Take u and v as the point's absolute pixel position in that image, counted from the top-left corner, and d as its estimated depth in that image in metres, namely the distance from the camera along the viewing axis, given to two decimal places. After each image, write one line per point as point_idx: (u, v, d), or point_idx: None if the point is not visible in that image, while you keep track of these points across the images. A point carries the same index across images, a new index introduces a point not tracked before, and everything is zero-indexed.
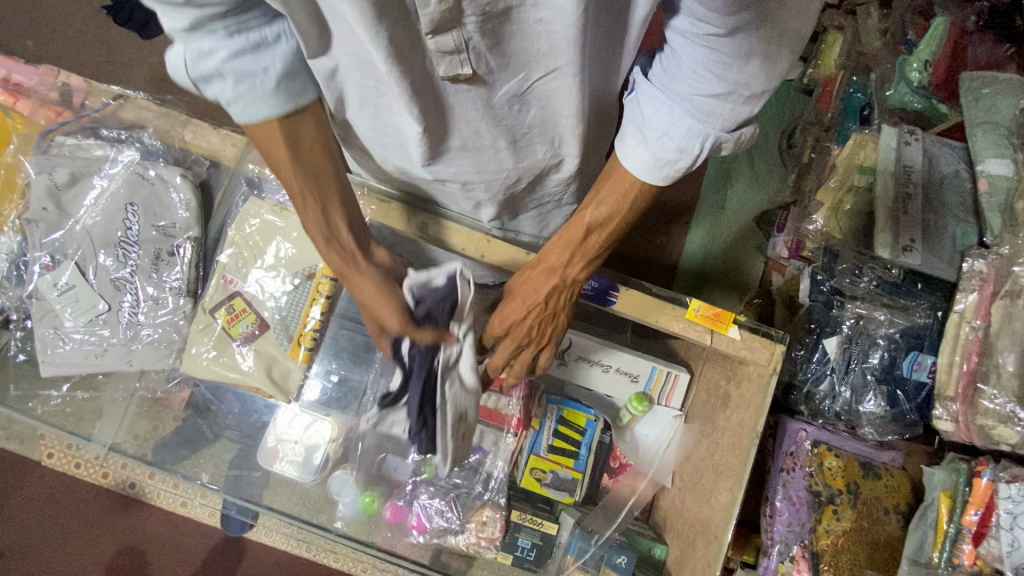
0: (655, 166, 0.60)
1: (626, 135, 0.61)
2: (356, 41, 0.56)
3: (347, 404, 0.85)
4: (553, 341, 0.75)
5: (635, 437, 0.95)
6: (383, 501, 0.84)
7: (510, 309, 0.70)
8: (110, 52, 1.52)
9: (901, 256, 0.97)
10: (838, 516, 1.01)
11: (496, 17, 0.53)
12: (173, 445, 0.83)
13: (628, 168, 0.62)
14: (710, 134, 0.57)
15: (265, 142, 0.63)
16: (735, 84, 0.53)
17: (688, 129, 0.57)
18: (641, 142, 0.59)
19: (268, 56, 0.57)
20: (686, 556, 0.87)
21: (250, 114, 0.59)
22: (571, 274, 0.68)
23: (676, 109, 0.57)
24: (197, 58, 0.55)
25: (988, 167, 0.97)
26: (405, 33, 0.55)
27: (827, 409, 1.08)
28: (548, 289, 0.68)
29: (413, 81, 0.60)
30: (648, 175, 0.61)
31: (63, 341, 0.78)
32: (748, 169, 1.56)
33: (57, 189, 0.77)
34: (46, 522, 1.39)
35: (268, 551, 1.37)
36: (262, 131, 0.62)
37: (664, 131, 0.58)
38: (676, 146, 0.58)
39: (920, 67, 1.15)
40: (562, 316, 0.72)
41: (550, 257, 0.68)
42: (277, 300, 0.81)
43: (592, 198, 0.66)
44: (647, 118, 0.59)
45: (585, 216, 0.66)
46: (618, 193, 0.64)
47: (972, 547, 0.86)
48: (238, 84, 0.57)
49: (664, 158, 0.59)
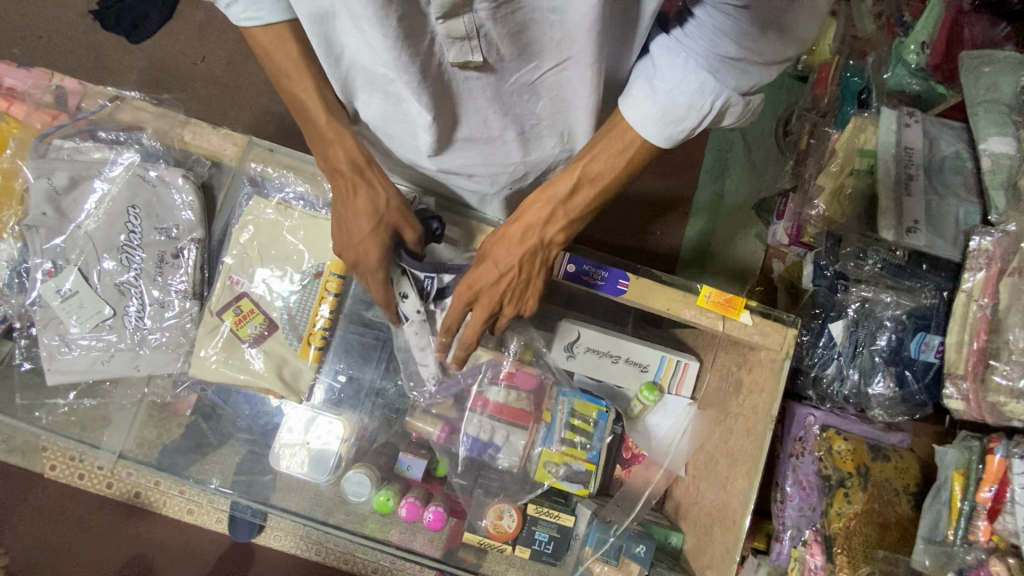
0: (660, 123, 0.57)
1: (636, 90, 0.58)
2: (360, 23, 0.56)
3: (359, 403, 0.86)
4: (528, 305, 0.73)
5: (646, 427, 0.95)
6: (397, 500, 0.80)
7: (483, 271, 0.68)
8: (98, 56, 1.49)
9: (906, 237, 0.98)
10: (849, 499, 1.01)
11: (509, 4, 0.52)
12: (184, 451, 0.82)
13: (631, 122, 0.59)
14: (721, 92, 0.54)
15: (276, 49, 0.64)
16: (752, 50, 0.52)
17: (700, 83, 0.54)
18: (650, 97, 0.57)
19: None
20: (703, 544, 0.87)
21: (251, 17, 0.62)
22: (546, 233, 0.66)
23: (689, 63, 0.55)
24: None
25: (993, 145, 0.97)
26: (416, 15, 0.54)
27: (835, 393, 1.09)
28: (523, 252, 0.66)
29: (422, 67, 0.59)
30: (651, 132, 0.59)
31: (69, 348, 0.76)
32: (745, 156, 1.57)
33: (57, 194, 0.76)
34: (49, 535, 1.37)
35: (277, 556, 1.36)
36: (273, 34, 0.63)
37: (675, 85, 0.56)
38: (686, 102, 0.56)
39: (916, 49, 1.14)
40: (537, 280, 0.71)
41: (528, 216, 0.65)
42: (285, 299, 0.80)
43: (587, 152, 0.63)
44: (659, 73, 0.57)
45: (574, 170, 0.63)
46: (614, 150, 0.61)
47: (987, 523, 0.86)
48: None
49: (671, 114, 0.57)
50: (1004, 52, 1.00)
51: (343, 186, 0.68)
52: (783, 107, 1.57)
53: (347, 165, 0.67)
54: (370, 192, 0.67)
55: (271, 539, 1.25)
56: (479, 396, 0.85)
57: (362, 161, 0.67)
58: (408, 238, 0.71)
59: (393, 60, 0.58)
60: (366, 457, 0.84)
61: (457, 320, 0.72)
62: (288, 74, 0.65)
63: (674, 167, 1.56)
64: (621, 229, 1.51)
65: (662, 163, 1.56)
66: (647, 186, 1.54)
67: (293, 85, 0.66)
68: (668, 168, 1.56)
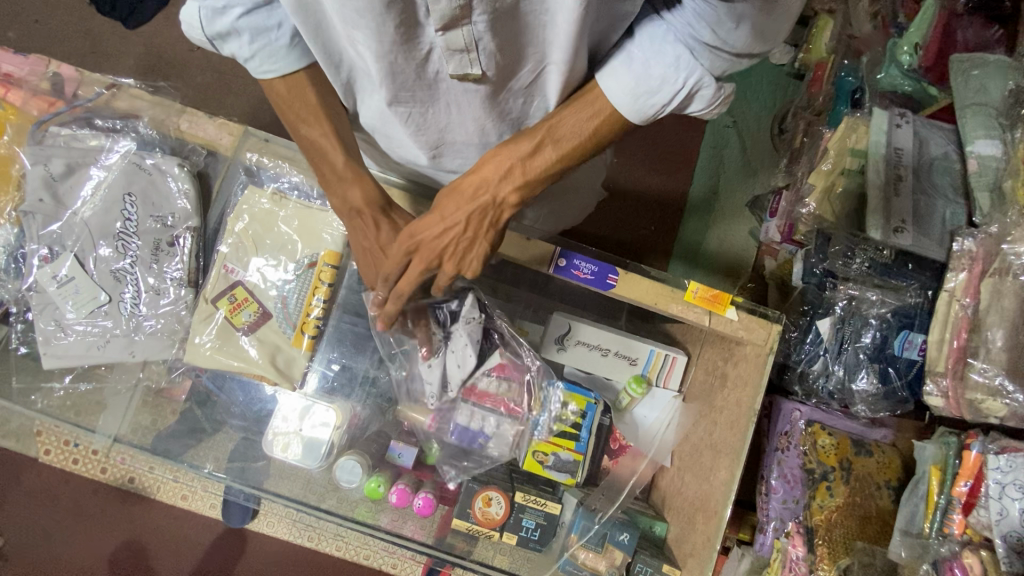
0: (633, 95, 0.58)
1: (614, 59, 0.58)
2: (353, 38, 0.57)
3: (352, 391, 0.87)
4: (468, 268, 0.69)
5: (634, 418, 0.98)
6: (387, 486, 0.84)
7: (427, 223, 0.66)
8: (94, 42, 1.49)
9: (893, 237, 1.00)
10: (831, 492, 1.03)
11: (504, 11, 0.53)
12: (179, 435, 0.84)
13: (606, 90, 0.59)
14: (693, 70, 0.55)
15: (294, 96, 0.66)
16: (726, 40, 0.52)
17: (676, 57, 0.55)
18: (625, 65, 0.57)
19: (281, 12, 0.60)
20: (686, 533, 0.89)
21: (267, 70, 0.63)
22: (499, 189, 0.63)
23: (668, 38, 0.56)
24: (213, 15, 0.58)
25: (978, 148, 0.99)
26: (411, 24, 0.55)
27: (821, 388, 1.11)
28: (473, 208, 0.64)
29: (417, 69, 0.61)
30: (624, 104, 0.59)
31: (65, 333, 0.77)
32: (740, 153, 1.58)
33: (53, 181, 0.77)
34: (44, 518, 1.39)
35: (269, 542, 1.38)
36: (292, 84, 0.65)
37: (653, 56, 0.56)
38: (661, 74, 0.56)
39: (910, 50, 1.15)
40: (482, 243, 0.67)
41: (484, 169, 0.63)
42: (280, 288, 0.81)
43: (557, 113, 0.61)
44: (638, 44, 0.57)
45: (541, 129, 0.61)
46: (583, 114, 0.61)
47: (962, 517, 0.88)
48: (254, 42, 0.61)
49: (643, 86, 0.57)
50: (994, 55, 1.02)
51: (365, 224, 0.70)
52: (778, 105, 1.59)
53: (370, 206, 0.69)
54: (393, 229, 0.70)
55: (264, 523, 1.27)
56: (473, 388, 0.85)
57: (380, 201, 0.70)
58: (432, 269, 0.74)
59: (391, 63, 0.59)
60: (357, 444, 0.86)
61: (395, 272, 0.70)
62: (294, 119, 0.67)
63: (670, 163, 1.57)
64: (617, 225, 1.52)
65: (657, 158, 1.56)
66: (642, 182, 1.55)
67: (310, 129, 0.67)
68: (664, 165, 1.56)
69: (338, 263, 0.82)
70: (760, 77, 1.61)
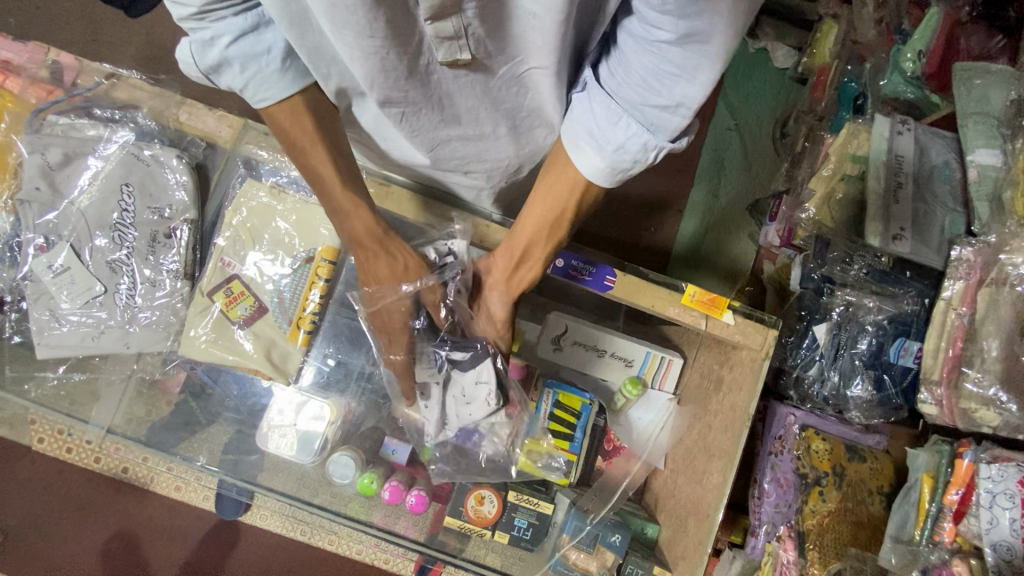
0: (609, 171, 0.61)
1: (581, 143, 0.61)
2: (340, 38, 0.56)
3: (347, 386, 0.87)
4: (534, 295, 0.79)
5: (628, 420, 0.98)
6: (380, 483, 0.83)
7: (496, 272, 0.75)
8: (94, 30, 1.48)
9: (891, 244, 1.01)
10: (824, 497, 1.03)
11: (494, 1, 0.53)
12: (173, 427, 0.84)
13: (584, 174, 0.63)
14: (661, 146, 0.58)
15: (292, 123, 0.66)
16: (682, 97, 0.54)
17: (642, 141, 0.58)
18: (596, 153, 0.60)
19: (269, 37, 0.60)
20: (678, 535, 0.90)
21: (264, 98, 0.63)
22: (513, 289, 0.75)
23: (629, 121, 0.57)
24: (203, 48, 0.58)
25: (979, 158, 0.98)
26: (403, 19, 0.55)
27: (816, 394, 1.10)
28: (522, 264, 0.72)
29: (409, 65, 0.61)
30: (604, 180, 0.63)
31: (59, 323, 0.77)
32: (741, 156, 1.58)
33: (50, 169, 0.76)
34: (37, 506, 1.38)
35: (262, 535, 1.37)
36: (288, 111, 0.65)
37: (621, 144, 0.58)
38: (633, 156, 0.59)
39: (913, 57, 1.13)
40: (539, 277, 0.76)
41: (525, 232, 0.70)
42: (276, 283, 0.81)
43: (556, 182, 0.66)
44: (597, 125, 0.60)
45: (552, 202, 0.67)
46: (563, 188, 0.66)
47: (952, 525, 0.88)
48: (245, 70, 0.60)
49: (619, 167, 0.60)
50: (998, 64, 1.01)
51: (366, 253, 0.74)
52: (780, 109, 1.59)
53: (369, 237, 0.72)
54: (389, 261, 0.74)
55: (258, 516, 1.27)
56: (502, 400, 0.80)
57: (379, 231, 0.72)
58: (429, 303, 0.78)
59: (382, 62, 0.59)
60: (351, 439, 0.86)
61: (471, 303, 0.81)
62: (291, 145, 0.68)
63: (669, 164, 1.57)
64: (619, 228, 1.52)
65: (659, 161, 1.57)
66: (642, 183, 1.55)
67: (309, 159, 0.68)
68: (666, 167, 1.56)
69: (335, 259, 0.81)
70: (763, 80, 1.61)
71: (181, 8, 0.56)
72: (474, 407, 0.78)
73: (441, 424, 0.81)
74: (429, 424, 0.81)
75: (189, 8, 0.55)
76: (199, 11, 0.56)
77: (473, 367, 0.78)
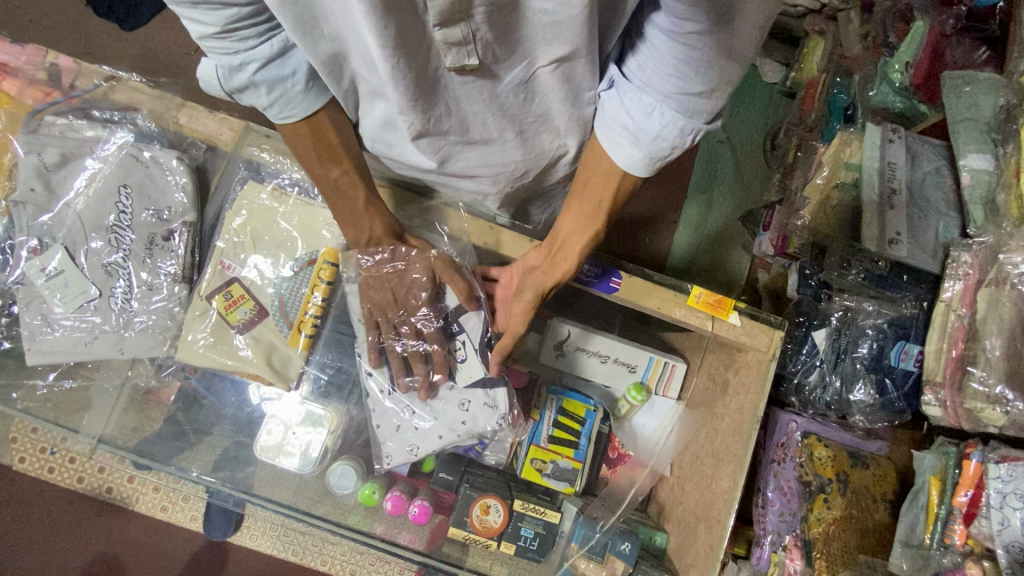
0: (649, 160, 0.62)
1: (617, 135, 0.62)
2: (360, 39, 0.56)
3: (348, 394, 0.84)
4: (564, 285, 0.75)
5: (633, 427, 0.96)
6: (383, 493, 0.81)
7: (533, 259, 0.76)
8: (88, 42, 1.47)
9: (888, 248, 1.00)
10: (828, 504, 1.02)
11: (503, 6, 0.53)
12: (168, 437, 0.82)
13: (619, 166, 0.64)
14: (698, 130, 0.59)
15: (297, 142, 0.69)
16: (717, 80, 0.55)
17: (681, 127, 0.58)
18: (636, 145, 0.61)
19: (295, 60, 0.62)
20: (687, 543, 0.88)
21: (289, 116, 0.66)
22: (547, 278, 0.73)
23: (665, 110, 0.58)
24: (231, 73, 0.60)
25: (971, 162, 0.99)
26: (411, 27, 0.55)
27: (818, 399, 1.11)
28: (556, 252, 0.73)
29: (417, 76, 0.61)
30: (641, 169, 0.63)
31: (51, 328, 0.75)
32: (733, 166, 1.60)
33: (46, 171, 0.75)
34: (15, 527, 1.32)
35: (253, 557, 1.33)
36: (311, 128, 0.68)
37: (658, 133, 0.59)
38: (670, 143, 0.60)
39: (900, 68, 1.18)
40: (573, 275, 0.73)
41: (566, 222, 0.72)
42: (276, 285, 0.79)
43: (592, 174, 0.68)
44: (632, 117, 0.60)
45: (587, 191, 0.68)
46: (602, 179, 0.66)
47: (963, 527, 0.88)
48: (271, 92, 0.63)
49: (658, 156, 0.61)
50: (987, 73, 1.02)
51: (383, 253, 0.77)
52: (771, 121, 1.62)
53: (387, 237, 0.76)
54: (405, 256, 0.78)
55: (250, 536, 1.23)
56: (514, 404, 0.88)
57: (398, 229, 0.77)
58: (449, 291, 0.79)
59: (391, 70, 0.58)
60: (354, 449, 0.84)
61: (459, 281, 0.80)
62: (313, 162, 0.70)
63: (663, 177, 1.58)
64: (617, 240, 1.53)
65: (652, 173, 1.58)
66: (637, 194, 1.56)
67: (328, 171, 0.71)
68: (661, 179, 1.58)
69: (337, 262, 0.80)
70: (753, 92, 1.64)
71: (202, 29, 0.56)
72: (472, 426, 0.79)
73: (399, 436, 0.80)
74: (392, 433, 0.80)
75: (211, 29, 0.56)
76: (221, 31, 0.56)
77: (487, 389, 0.80)
